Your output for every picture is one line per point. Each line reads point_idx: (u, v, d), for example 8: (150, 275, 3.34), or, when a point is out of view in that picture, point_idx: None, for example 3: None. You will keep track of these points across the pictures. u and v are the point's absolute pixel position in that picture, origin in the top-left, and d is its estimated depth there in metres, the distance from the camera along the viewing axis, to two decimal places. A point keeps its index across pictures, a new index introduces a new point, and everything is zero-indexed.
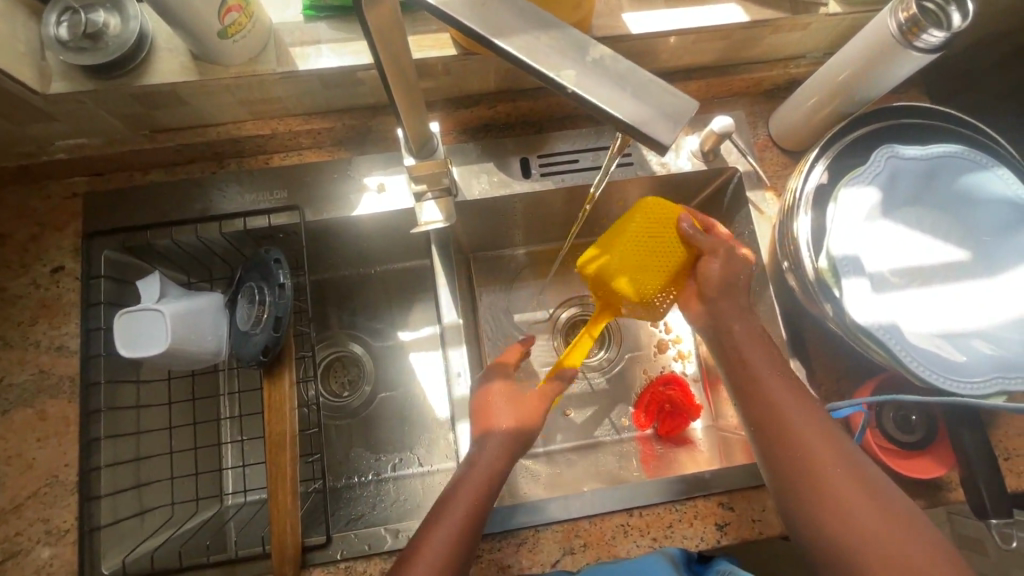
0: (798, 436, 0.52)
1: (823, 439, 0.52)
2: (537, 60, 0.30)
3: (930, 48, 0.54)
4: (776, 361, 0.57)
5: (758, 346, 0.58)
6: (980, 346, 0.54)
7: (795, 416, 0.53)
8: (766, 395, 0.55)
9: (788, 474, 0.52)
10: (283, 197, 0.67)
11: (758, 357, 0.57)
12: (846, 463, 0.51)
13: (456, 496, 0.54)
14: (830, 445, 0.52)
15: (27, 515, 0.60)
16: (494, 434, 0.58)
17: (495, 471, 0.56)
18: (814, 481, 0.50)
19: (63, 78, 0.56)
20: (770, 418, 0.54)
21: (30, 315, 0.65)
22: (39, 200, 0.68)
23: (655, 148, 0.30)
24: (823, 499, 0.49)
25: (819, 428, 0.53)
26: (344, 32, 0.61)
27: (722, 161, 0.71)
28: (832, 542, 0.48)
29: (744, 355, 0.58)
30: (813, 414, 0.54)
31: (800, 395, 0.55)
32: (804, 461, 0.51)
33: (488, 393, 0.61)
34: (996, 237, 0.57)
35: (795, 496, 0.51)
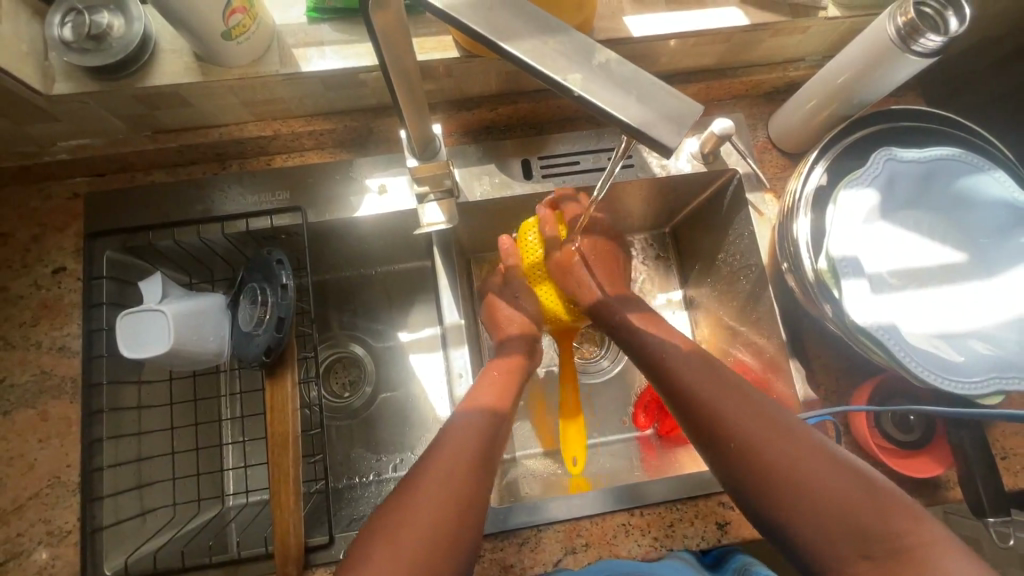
0: (741, 429, 0.51)
1: (766, 424, 0.51)
2: (543, 64, 0.31)
3: (928, 51, 0.54)
4: (705, 367, 0.58)
5: (687, 358, 0.59)
6: (978, 347, 0.55)
7: (735, 412, 0.53)
8: (702, 399, 0.55)
9: (743, 470, 0.50)
10: (285, 198, 0.68)
11: (689, 368, 0.58)
12: (793, 438, 0.50)
13: (442, 462, 0.52)
14: (775, 429, 0.51)
15: (29, 516, 0.60)
16: (474, 410, 0.58)
17: (482, 443, 0.55)
18: (770, 468, 0.49)
19: (67, 78, 0.56)
20: (711, 419, 0.53)
21: (32, 315, 0.65)
22: (40, 200, 0.68)
23: (660, 150, 0.30)
24: (785, 484, 0.48)
25: (760, 417, 0.52)
26: (348, 34, 0.61)
27: (721, 163, 0.72)
28: (813, 523, 0.46)
29: (676, 368, 0.59)
30: (751, 404, 0.53)
31: (733, 388, 0.55)
32: (754, 453, 0.50)
33: (496, 369, 0.65)
34: (994, 239, 0.58)
35: (758, 489, 0.49)
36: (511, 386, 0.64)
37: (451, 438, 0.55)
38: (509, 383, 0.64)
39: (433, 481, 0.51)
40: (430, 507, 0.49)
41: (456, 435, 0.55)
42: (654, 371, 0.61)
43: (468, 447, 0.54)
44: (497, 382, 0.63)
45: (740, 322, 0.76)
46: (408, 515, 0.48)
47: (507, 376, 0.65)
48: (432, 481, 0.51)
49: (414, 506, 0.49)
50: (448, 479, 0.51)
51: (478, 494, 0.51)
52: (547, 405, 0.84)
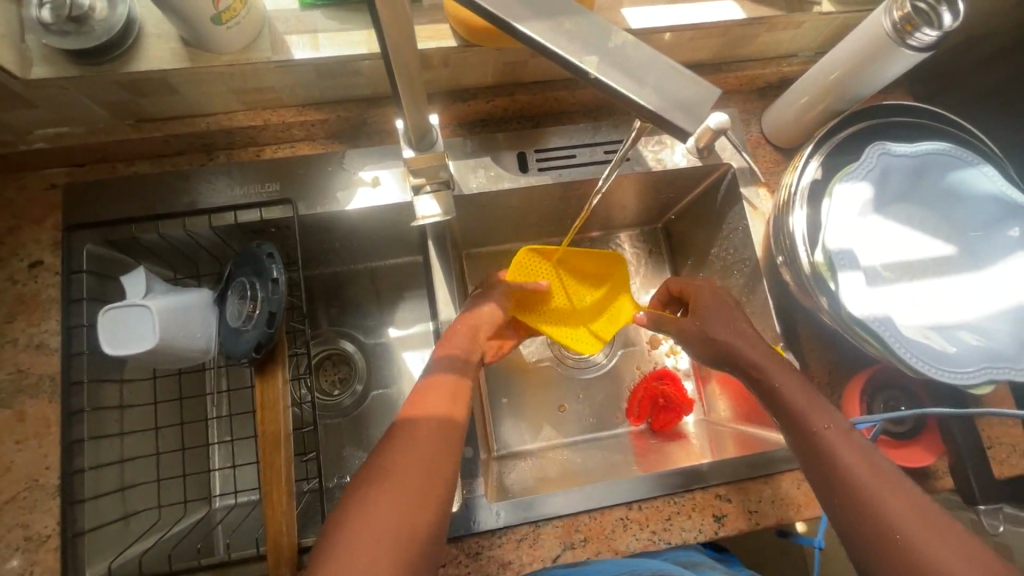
0: (867, 487, 0.48)
1: (894, 484, 0.48)
2: (559, 45, 0.30)
3: (923, 46, 0.55)
4: (828, 409, 0.53)
5: (807, 394, 0.54)
6: (968, 338, 0.56)
7: (860, 467, 0.49)
8: (824, 445, 0.51)
9: (865, 530, 0.47)
10: (275, 190, 0.66)
11: (811, 406, 0.53)
12: (902, 491, 0.47)
13: (388, 478, 0.49)
14: (904, 490, 0.47)
15: (5, 521, 0.57)
16: (420, 419, 0.54)
17: (431, 455, 0.51)
18: (892, 534, 0.46)
19: (46, 62, 0.54)
20: (822, 460, 0.51)
21: (7, 312, 0.62)
22: (16, 192, 0.65)
23: (677, 136, 0.30)
24: (909, 556, 0.44)
25: (885, 475, 0.48)
26: (341, 21, 0.59)
27: (716, 158, 0.72)
28: None
29: (795, 405, 0.54)
30: (875, 459, 0.49)
31: (855, 435, 0.51)
32: (878, 516, 0.47)
33: (439, 381, 0.58)
34: (983, 233, 0.60)
35: (870, 549, 0.46)
36: (461, 391, 0.58)
37: (400, 449, 0.51)
38: (458, 392, 0.58)
39: (380, 501, 0.47)
40: (372, 534, 0.45)
41: (404, 443, 0.52)
42: (768, 402, 0.56)
43: (411, 476, 0.49)
44: (446, 389, 0.57)
45: None
46: (349, 545, 0.44)
47: (453, 388, 0.58)
48: (376, 501, 0.47)
49: (358, 532, 0.45)
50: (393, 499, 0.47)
51: (424, 510, 0.48)
52: (541, 401, 0.83)
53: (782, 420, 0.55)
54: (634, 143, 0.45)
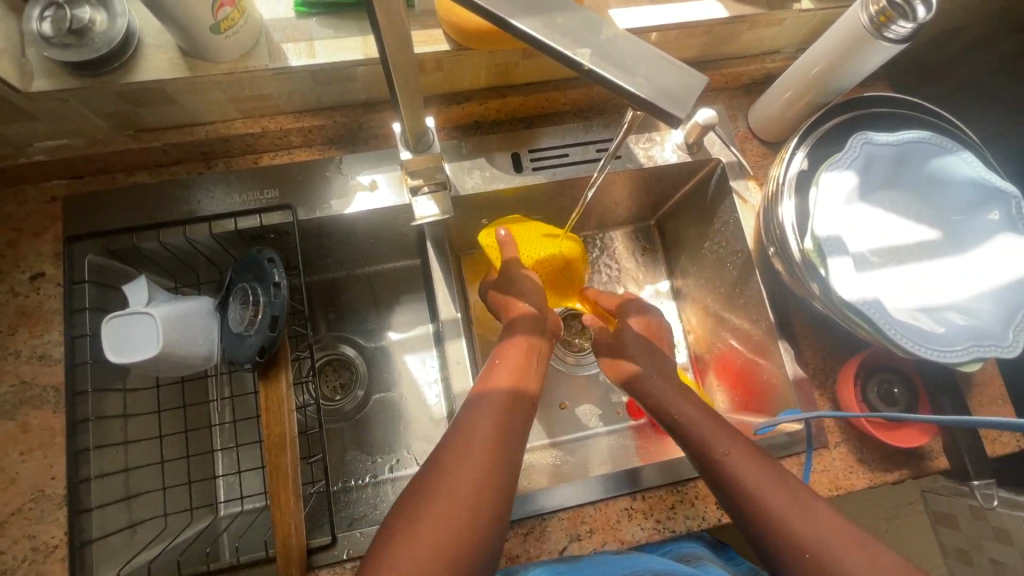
0: (773, 511, 0.49)
1: (791, 497, 0.49)
2: (553, 39, 0.31)
3: (899, 38, 0.57)
4: (731, 435, 0.55)
5: (709, 426, 0.56)
6: (954, 318, 0.58)
7: (767, 493, 0.50)
8: (730, 471, 0.52)
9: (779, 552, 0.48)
10: (274, 196, 0.67)
11: (713, 436, 0.55)
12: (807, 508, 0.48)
13: (456, 461, 0.48)
14: (807, 504, 0.49)
15: (11, 533, 0.57)
16: (494, 396, 0.54)
17: (507, 430, 0.52)
18: (802, 553, 0.46)
19: (47, 75, 0.55)
20: (735, 492, 0.51)
21: (8, 324, 0.62)
22: (16, 205, 0.65)
23: (669, 123, 0.31)
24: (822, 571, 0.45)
25: (790, 495, 0.50)
26: (337, 29, 0.61)
27: (706, 153, 0.74)
28: None
29: (697, 442, 0.56)
30: (777, 478, 0.51)
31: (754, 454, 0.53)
32: (788, 537, 0.47)
33: (521, 345, 0.61)
34: (965, 216, 0.61)
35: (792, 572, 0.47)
36: (530, 365, 0.60)
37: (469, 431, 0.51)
38: (526, 368, 0.59)
39: (443, 485, 0.47)
40: (451, 499, 0.45)
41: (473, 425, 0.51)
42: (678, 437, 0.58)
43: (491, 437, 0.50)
44: (518, 362, 0.59)
45: (727, 308, 0.78)
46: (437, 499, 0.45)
47: (524, 355, 0.60)
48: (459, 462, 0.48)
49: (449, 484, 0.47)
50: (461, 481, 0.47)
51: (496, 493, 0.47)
52: (542, 398, 0.84)
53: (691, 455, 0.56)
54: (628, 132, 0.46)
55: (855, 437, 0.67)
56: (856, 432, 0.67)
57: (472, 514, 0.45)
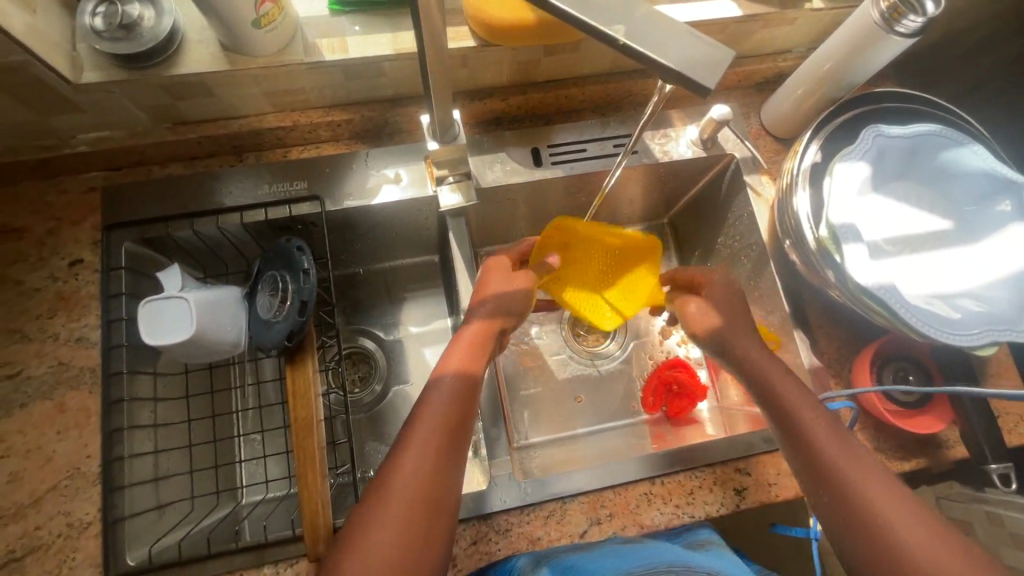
0: (839, 465, 0.50)
1: (856, 452, 0.51)
2: (590, 16, 0.33)
3: (910, 32, 0.59)
4: (837, 433, 0.52)
5: (815, 419, 0.53)
6: (970, 305, 0.59)
7: (837, 449, 0.51)
8: (802, 423, 0.53)
9: (867, 552, 0.46)
10: (303, 187, 0.69)
11: (824, 429, 0.52)
12: (876, 476, 0.49)
13: (421, 428, 0.51)
14: (873, 468, 0.49)
15: (47, 510, 0.59)
16: (445, 376, 0.56)
17: (458, 398, 0.54)
18: (868, 510, 0.47)
19: (95, 67, 0.58)
20: (804, 444, 0.52)
21: (47, 308, 0.64)
22: (56, 194, 0.68)
23: (700, 94, 0.33)
24: (884, 531, 0.45)
25: (858, 457, 0.50)
26: (367, 26, 0.64)
27: (720, 148, 0.76)
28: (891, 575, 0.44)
29: (773, 390, 0.57)
30: (846, 440, 0.52)
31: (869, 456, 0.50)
32: (849, 494, 0.48)
33: (463, 338, 0.60)
34: (977, 207, 0.63)
35: (850, 535, 0.47)
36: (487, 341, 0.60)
37: (434, 394, 0.54)
38: (481, 345, 0.59)
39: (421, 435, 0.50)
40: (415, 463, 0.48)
41: (421, 421, 0.52)
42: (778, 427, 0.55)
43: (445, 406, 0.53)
44: (469, 342, 0.59)
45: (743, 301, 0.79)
46: (402, 463, 0.48)
47: (481, 337, 0.60)
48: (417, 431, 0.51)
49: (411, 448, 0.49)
50: (423, 456, 0.49)
51: (459, 450, 0.51)
52: (557, 391, 0.85)
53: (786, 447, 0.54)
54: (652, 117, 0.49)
55: (872, 426, 0.67)
56: (873, 421, 0.67)
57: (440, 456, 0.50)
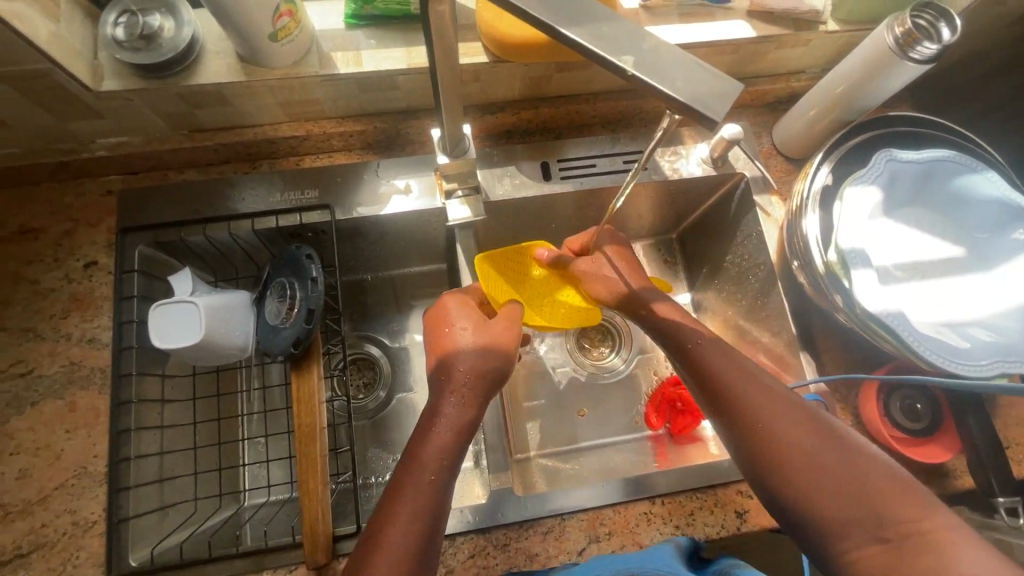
0: (763, 419, 0.52)
1: (777, 401, 0.53)
2: (599, 46, 0.33)
3: (924, 59, 0.58)
4: (784, 405, 0.52)
5: (758, 398, 0.53)
6: (980, 334, 0.58)
7: (759, 403, 0.52)
8: (724, 382, 0.55)
9: (802, 498, 0.48)
10: (314, 196, 0.70)
11: (774, 414, 0.52)
12: (800, 421, 0.51)
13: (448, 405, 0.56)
14: (793, 415, 0.51)
15: (53, 507, 0.60)
16: (470, 356, 0.58)
17: (482, 375, 0.57)
18: (792, 457, 0.49)
19: (115, 76, 0.59)
20: (729, 404, 0.54)
21: (61, 308, 0.66)
22: (74, 197, 0.69)
23: (707, 125, 0.33)
24: (813, 476, 0.48)
25: (780, 406, 0.52)
26: (382, 39, 0.64)
27: (730, 167, 0.76)
28: (832, 516, 0.47)
29: (697, 356, 0.58)
30: (768, 391, 0.53)
31: (818, 423, 0.51)
32: (774, 445, 0.50)
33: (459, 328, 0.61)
34: (990, 234, 0.62)
35: (783, 485, 0.49)
36: (512, 323, 0.62)
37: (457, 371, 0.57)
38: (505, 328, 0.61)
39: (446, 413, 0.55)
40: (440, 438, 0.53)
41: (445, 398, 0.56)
42: (731, 430, 0.53)
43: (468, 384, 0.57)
44: (493, 327, 0.61)
45: (750, 321, 0.79)
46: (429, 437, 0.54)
47: (505, 323, 0.62)
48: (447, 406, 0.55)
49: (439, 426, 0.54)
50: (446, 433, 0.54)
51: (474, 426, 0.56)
52: (561, 404, 0.85)
53: (742, 446, 0.52)
54: (662, 139, 0.49)
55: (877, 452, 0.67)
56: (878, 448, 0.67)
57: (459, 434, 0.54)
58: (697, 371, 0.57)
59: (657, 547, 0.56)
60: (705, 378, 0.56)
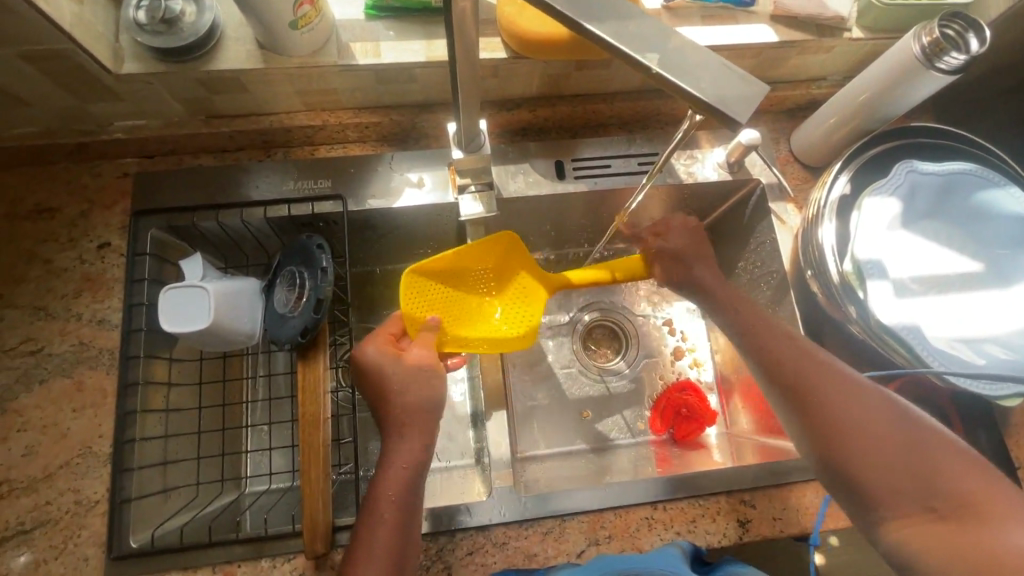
0: (824, 396, 0.54)
1: (837, 380, 0.55)
2: (623, 42, 0.33)
3: (951, 69, 0.58)
4: (844, 384, 0.55)
5: (820, 376, 0.56)
6: (995, 351, 0.58)
7: (820, 381, 0.55)
8: (784, 361, 0.58)
9: (858, 471, 0.51)
10: (327, 186, 0.70)
11: (837, 396, 0.54)
12: (862, 399, 0.53)
13: (398, 442, 0.57)
14: (852, 393, 0.54)
15: (58, 486, 0.60)
16: (404, 391, 0.58)
17: (422, 402, 0.58)
18: (852, 433, 0.52)
19: (136, 59, 0.60)
20: (787, 380, 0.57)
21: (73, 288, 0.66)
22: (90, 177, 0.70)
23: (730, 125, 0.32)
24: (871, 450, 0.51)
25: (839, 385, 0.55)
26: (402, 32, 0.64)
27: (746, 173, 0.75)
28: (890, 486, 0.50)
29: (757, 337, 0.61)
30: (830, 371, 0.56)
31: (882, 402, 0.53)
32: (834, 421, 0.53)
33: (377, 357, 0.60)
34: (1011, 250, 0.61)
35: (838, 458, 0.52)
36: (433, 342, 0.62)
37: (401, 405, 0.58)
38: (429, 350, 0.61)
39: (397, 451, 0.56)
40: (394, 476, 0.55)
41: (394, 435, 0.57)
42: (787, 405, 0.56)
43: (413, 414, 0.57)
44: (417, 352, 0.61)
45: None
46: (388, 479, 0.55)
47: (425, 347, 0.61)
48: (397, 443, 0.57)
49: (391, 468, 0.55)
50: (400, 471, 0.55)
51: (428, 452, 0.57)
52: (565, 404, 0.85)
53: (801, 421, 0.55)
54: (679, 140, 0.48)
55: None
56: None
57: (413, 469, 0.56)
58: (755, 351, 0.60)
59: (662, 547, 0.59)
60: (765, 359, 0.59)
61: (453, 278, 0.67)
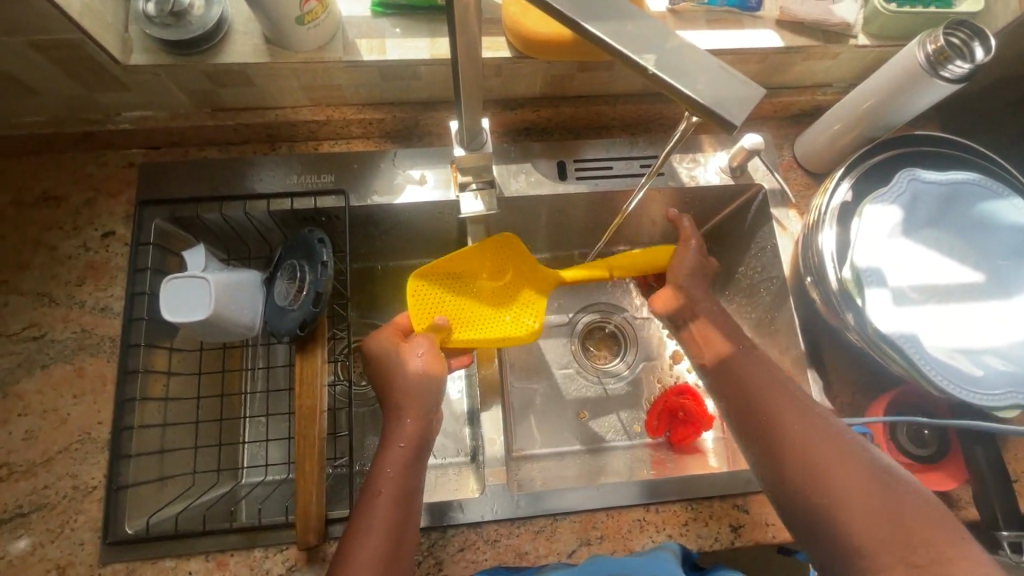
0: (793, 431, 0.53)
1: (806, 415, 0.54)
2: (622, 42, 0.33)
3: (955, 78, 0.57)
4: (812, 420, 0.53)
5: (789, 410, 0.54)
6: (994, 362, 0.57)
7: (789, 415, 0.54)
8: (754, 393, 0.56)
9: (827, 513, 0.49)
10: (330, 181, 0.70)
11: (806, 432, 0.52)
12: (830, 437, 0.52)
13: (400, 424, 0.57)
14: (821, 431, 0.52)
15: (56, 470, 0.61)
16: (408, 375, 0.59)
17: (423, 387, 0.59)
18: (818, 472, 0.50)
19: (145, 51, 0.60)
20: (756, 413, 0.55)
21: (77, 276, 0.67)
22: (96, 166, 0.71)
23: (725, 127, 0.32)
24: (840, 490, 0.49)
25: (808, 420, 0.53)
26: (407, 29, 0.65)
27: (748, 178, 0.75)
28: (858, 531, 0.47)
29: (728, 366, 0.59)
30: (800, 406, 0.54)
31: (853, 443, 0.51)
32: (802, 458, 0.51)
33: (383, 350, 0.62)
34: (1013, 261, 0.61)
35: (807, 497, 0.50)
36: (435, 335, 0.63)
37: (404, 389, 0.59)
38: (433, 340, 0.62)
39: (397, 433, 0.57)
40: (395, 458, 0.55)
41: (396, 417, 0.58)
42: (755, 438, 0.55)
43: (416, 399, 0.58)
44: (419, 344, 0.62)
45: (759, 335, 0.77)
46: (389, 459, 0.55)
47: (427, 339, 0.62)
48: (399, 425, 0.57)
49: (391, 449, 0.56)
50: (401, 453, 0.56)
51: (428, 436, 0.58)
52: (562, 405, 0.85)
53: (768, 456, 0.53)
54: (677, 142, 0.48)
55: None
56: None
57: (412, 451, 0.56)
58: (727, 381, 0.59)
59: (654, 551, 0.57)
60: (734, 390, 0.57)
61: (463, 281, 0.68)
